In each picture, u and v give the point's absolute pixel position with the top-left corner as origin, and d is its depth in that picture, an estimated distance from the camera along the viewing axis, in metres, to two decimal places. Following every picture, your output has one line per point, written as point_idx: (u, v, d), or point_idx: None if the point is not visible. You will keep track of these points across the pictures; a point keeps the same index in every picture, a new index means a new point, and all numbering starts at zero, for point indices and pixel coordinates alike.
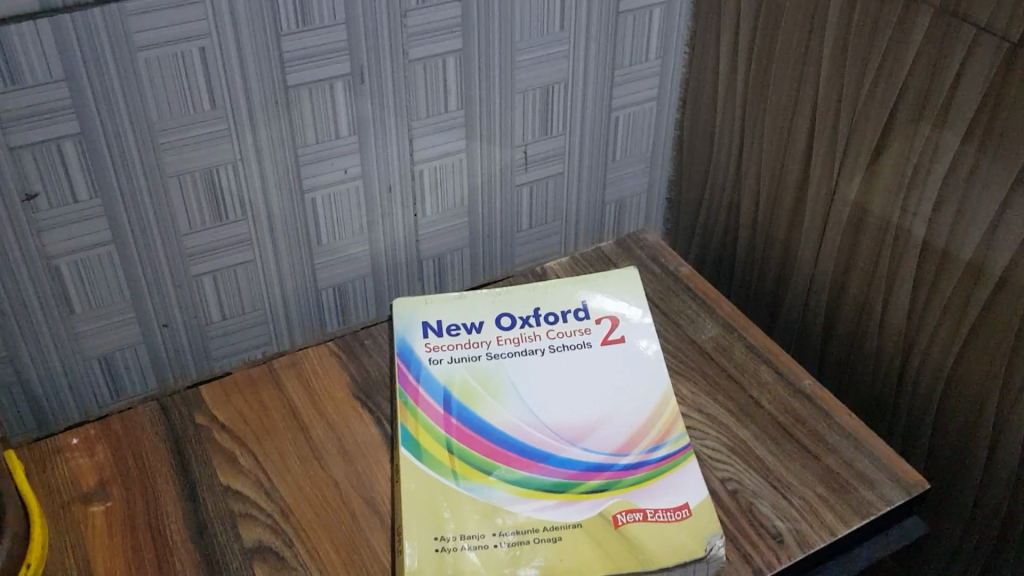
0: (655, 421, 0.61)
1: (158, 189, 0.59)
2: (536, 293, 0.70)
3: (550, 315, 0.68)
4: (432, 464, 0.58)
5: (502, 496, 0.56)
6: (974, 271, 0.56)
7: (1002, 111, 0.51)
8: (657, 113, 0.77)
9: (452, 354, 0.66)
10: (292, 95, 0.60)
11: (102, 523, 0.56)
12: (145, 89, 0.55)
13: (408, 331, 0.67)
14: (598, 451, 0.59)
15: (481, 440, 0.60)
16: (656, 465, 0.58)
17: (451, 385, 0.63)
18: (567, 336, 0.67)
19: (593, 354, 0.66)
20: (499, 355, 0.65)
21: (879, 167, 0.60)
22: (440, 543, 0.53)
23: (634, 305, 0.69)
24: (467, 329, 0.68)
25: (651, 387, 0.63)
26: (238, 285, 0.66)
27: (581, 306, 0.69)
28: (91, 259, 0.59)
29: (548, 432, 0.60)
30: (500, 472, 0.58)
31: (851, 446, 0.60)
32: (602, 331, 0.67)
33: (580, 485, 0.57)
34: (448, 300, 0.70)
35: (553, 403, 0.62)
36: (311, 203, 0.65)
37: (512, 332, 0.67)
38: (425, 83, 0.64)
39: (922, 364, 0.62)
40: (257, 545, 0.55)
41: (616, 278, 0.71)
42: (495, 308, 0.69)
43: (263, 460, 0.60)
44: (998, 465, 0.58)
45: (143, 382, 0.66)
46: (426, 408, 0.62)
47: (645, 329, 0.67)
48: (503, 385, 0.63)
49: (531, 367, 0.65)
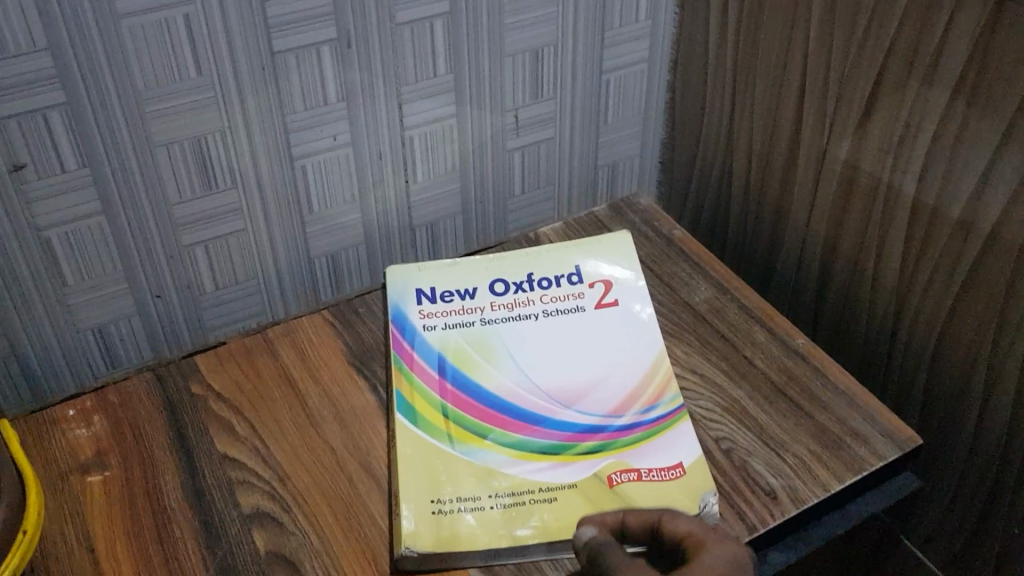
0: (649, 382, 0.61)
1: (147, 159, 0.58)
2: (529, 259, 0.70)
3: (543, 280, 0.68)
4: (427, 429, 0.58)
5: (498, 459, 0.56)
6: (965, 226, 0.56)
7: (991, 63, 0.50)
8: (648, 75, 0.76)
9: (446, 320, 0.66)
10: (278, 60, 0.59)
11: (100, 492, 0.57)
12: (130, 57, 0.54)
13: (402, 299, 0.67)
14: (593, 413, 0.59)
15: (476, 404, 0.60)
16: (650, 426, 0.58)
17: (445, 351, 0.64)
18: (561, 300, 0.67)
19: (586, 317, 0.66)
20: (493, 320, 0.66)
21: (869, 124, 0.60)
22: (436, 505, 0.54)
23: (627, 268, 0.69)
24: (461, 295, 0.68)
25: (645, 349, 0.63)
26: (230, 255, 0.66)
27: (574, 271, 0.69)
28: (82, 230, 0.59)
29: (542, 395, 0.61)
30: (495, 436, 0.58)
31: (845, 403, 0.61)
32: (596, 295, 0.67)
33: (575, 447, 0.57)
34: (442, 267, 0.70)
35: (547, 366, 0.62)
36: (301, 171, 0.65)
37: (506, 298, 0.67)
38: (413, 48, 0.64)
39: (915, 320, 0.62)
40: (255, 511, 0.56)
41: (609, 242, 0.71)
42: (488, 274, 0.69)
43: (259, 428, 0.61)
44: (990, 419, 0.58)
45: (138, 353, 0.66)
46: (421, 373, 0.62)
47: (638, 292, 0.67)
48: (497, 350, 0.63)
49: (525, 331, 0.65)
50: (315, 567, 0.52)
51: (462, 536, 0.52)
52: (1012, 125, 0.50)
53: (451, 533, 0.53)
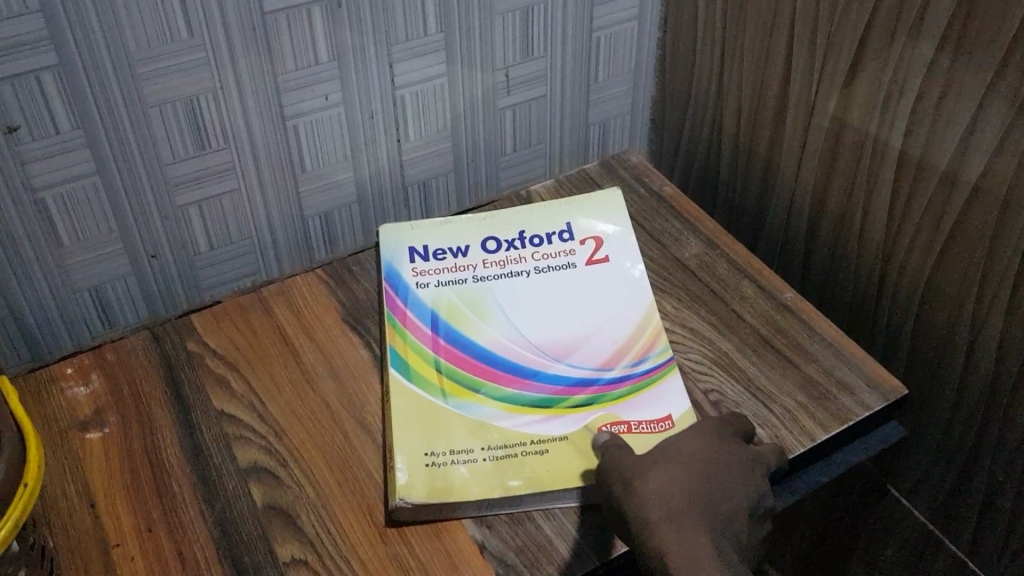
0: (639, 336, 0.62)
1: (140, 120, 0.59)
2: (521, 218, 0.70)
3: (535, 238, 0.69)
4: (421, 383, 0.59)
5: (490, 413, 0.57)
6: (950, 178, 0.56)
7: (976, 16, 0.50)
8: (638, 33, 0.76)
9: (439, 278, 0.66)
10: (269, 21, 0.59)
11: (99, 448, 0.58)
12: (120, 18, 0.54)
13: (395, 258, 0.68)
14: (583, 366, 0.60)
15: (469, 359, 0.61)
16: (640, 378, 0.59)
17: (438, 307, 0.64)
18: (553, 257, 0.68)
19: (578, 274, 0.66)
20: (485, 278, 0.66)
21: (857, 78, 0.60)
22: (429, 458, 0.55)
23: (617, 225, 0.70)
24: (453, 253, 0.68)
25: (636, 304, 0.64)
26: (224, 215, 0.66)
27: (566, 228, 0.70)
28: (77, 191, 0.59)
29: (534, 350, 0.61)
30: (487, 389, 0.59)
31: (832, 355, 0.62)
32: (586, 252, 0.68)
33: (566, 400, 0.58)
34: (435, 226, 0.70)
35: (539, 321, 0.63)
36: (293, 130, 0.65)
37: (498, 255, 0.68)
38: (403, 7, 0.64)
39: (901, 273, 0.63)
40: (252, 465, 0.57)
41: (600, 200, 0.72)
42: (480, 232, 0.70)
43: (255, 384, 0.62)
44: (974, 370, 0.59)
45: (135, 313, 0.67)
46: (414, 329, 0.63)
47: (629, 248, 0.68)
48: (490, 306, 0.64)
49: (517, 288, 0.66)
50: (311, 519, 0.54)
51: (456, 486, 0.53)
52: (996, 77, 0.51)
53: (446, 483, 0.53)
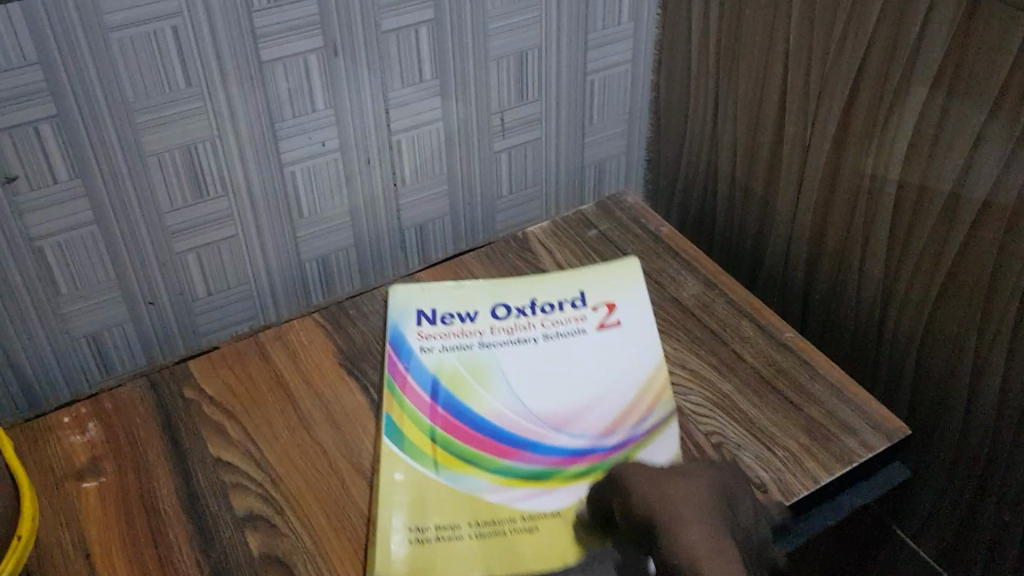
0: (641, 401, 0.61)
1: (137, 168, 0.59)
2: (530, 284, 0.70)
3: (546, 306, 0.68)
4: (414, 455, 0.58)
5: (484, 486, 0.57)
6: (947, 219, 0.56)
7: (967, 54, 0.51)
8: (633, 76, 0.77)
9: (444, 342, 0.66)
10: (266, 69, 0.60)
11: (95, 498, 0.58)
12: (119, 69, 0.55)
13: (402, 320, 0.68)
14: (584, 435, 0.60)
15: (466, 428, 0.60)
16: (640, 445, 0.58)
17: (439, 372, 0.64)
18: (561, 324, 0.67)
19: (583, 341, 0.65)
20: (491, 344, 0.65)
21: (850, 119, 0.61)
22: (415, 534, 0.54)
23: (630, 291, 0.69)
24: (461, 318, 0.68)
25: (640, 368, 0.63)
26: (222, 260, 0.66)
27: (577, 294, 0.69)
28: (75, 240, 0.60)
29: (533, 419, 0.61)
30: (482, 461, 0.58)
31: (834, 395, 0.61)
32: (597, 318, 0.67)
33: (562, 471, 0.57)
34: (445, 289, 0.70)
35: (540, 388, 0.63)
36: (290, 176, 0.66)
37: (506, 321, 0.67)
38: (400, 54, 0.64)
39: (901, 310, 0.62)
40: (249, 513, 0.56)
41: (611, 265, 0.71)
42: (491, 297, 0.69)
43: (252, 431, 0.61)
44: (977, 411, 0.59)
45: (132, 359, 0.67)
46: (414, 397, 0.62)
47: (640, 313, 0.67)
48: (491, 373, 0.63)
49: (520, 355, 0.65)
50: (308, 568, 0.53)
51: (439, 564, 0.52)
52: (989, 116, 0.51)
53: (429, 562, 0.52)
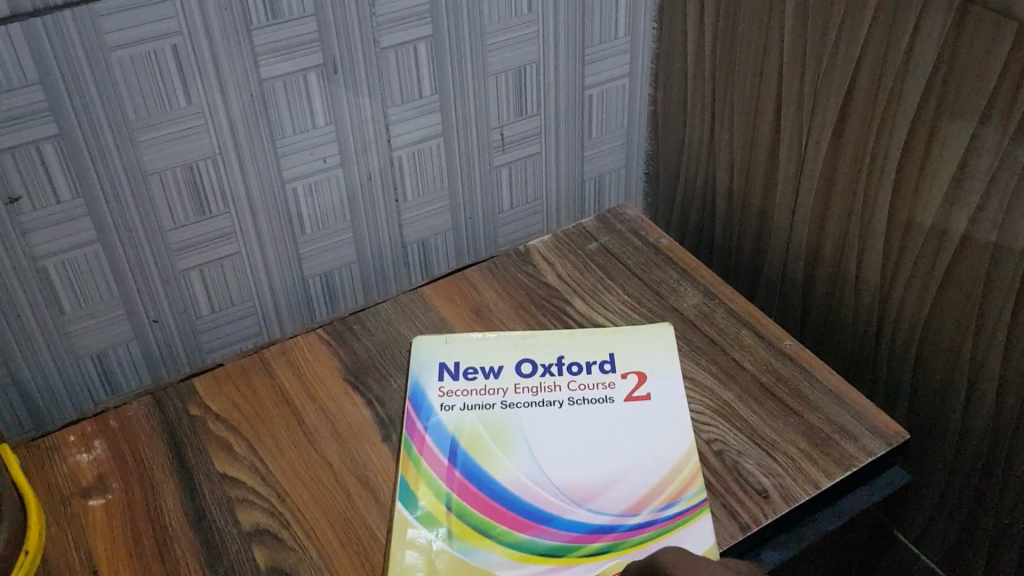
0: (670, 478, 0.57)
1: (140, 187, 0.60)
2: (556, 341, 0.66)
3: (574, 365, 0.65)
4: (427, 521, 0.55)
5: (499, 561, 0.53)
6: (941, 225, 0.57)
7: (956, 63, 0.52)
8: (629, 90, 0.78)
9: (466, 400, 0.63)
10: (267, 87, 0.61)
11: (101, 515, 0.58)
12: (121, 88, 0.56)
13: (423, 375, 0.65)
14: (608, 512, 0.55)
15: (483, 497, 0.56)
16: (666, 523, 0.54)
17: (458, 434, 0.60)
18: (589, 388, 0.63)
19: (612, 411, 0.61)
20: (515, 404, 0.62)
21: (845, 130, 0.61)
22: None
23: (663, 362, 0.65)
24: (484, 373, 0.65)
25: (670, 444, 0.59)
26: (225, 277, 0.67)
27: (607, 358, 0.65)
28: (78, 258, 0.60)
29: (554, 491, 0.57)
30: (498, 533, 0.54)
31: (835, 402, 0.62)
32: (627, 387, 0.63)
33: (582, 549, 0.53)
34: (469, 342, 0.67)
35: (562, 456, 0.59)
36: (291, 193, 0.66)
37: (531, 380, 0.64)
38: (399, 70, 0.65)
39: (899, 317, 0.63)
40: (255, 528, 0.57)
41: (643, 335, 0.67)
42: (515, 352, 0.66)
43: (257, 446, 0.62)
44: (976, 415, 0.59)
45: (137, 378, 0.67)
46: (431, 459, 0.59)
47: (674, 385, 0.63)
48: (512, 438, 0.60)
49: (544, 420, 0.61)
50: None
51: None
52: (980, 123, 0.52)
53: None
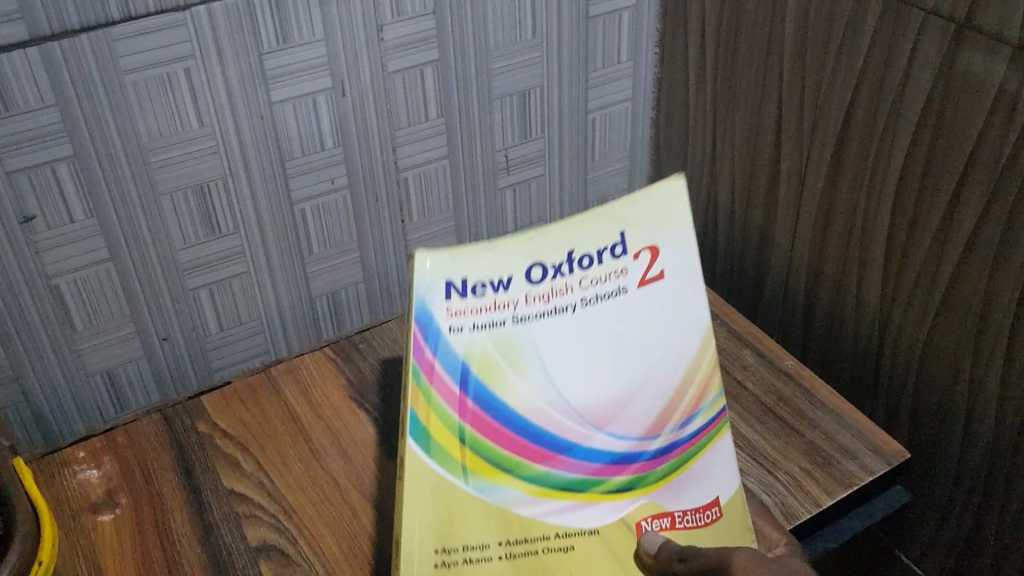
0: (687, 388, 0.52)
1: (151, 207, 0.61)
2: (567, 228, 0.50)
3: (585, 258, 0.50)
4: (442, 461, 0.49)
5: (516, 498, 0.49)
6: (939, 246, 0.58)
7: (952, 87, 0.53)
8: (632, 113, 0.79)
9: (474, 320, 0.49)
10: (277, 110, 0.62)
11: (110, 530, 0.58)
12: (134, 111, 0.57)
13: (426, 294, 0.49)
14: (628, 434, 0.51)
15: (504, 431, 0.49)
16: (686, 447, 0.52)
17: (469, 358, 0.49)
18: (602, 281, 0.51)
19: (632, 305, 0.51)
20: (527, 318, 0.50)
21: (843, 154, 0.62)
22: (440, 557, 0.48)
23: (677, 233, 0.52)
24: (492, 287, 0.49)
25: (687, 339, 0.52)
26: (233, 297, 0.68)
27: (618, 239, 0.51)
28: (90, 277, 0.61)
29: (571, 415, 0.50)
30: (520, 466, 0.49)
31: (835, 421, 0.62)
32: (639, 268, 0.51)
33: (600, 484, 0.50)
34: (468, 250, 0.50)
35: (583, 377, 0.51)
36: (300, 214, 0.67)
37: (543, 287, 0.50)
38: (406, 94, 0.66)
39: (899, 336, 0.63)
40: (262, 543, 0.57)
41: (654, 198, 0.51)
42: (522, 250, 0.50)
43: (264, 464, 0.63)
44: (975, 435, 0.60)
45: (146, 395, 0.68)
46: (440, 387, 0.49)
47: (692, 265, 0.52)
48: (527, 352, 0.50)
49: (563, 329, 0.50)
50: None
51: None
52: (976, 147, 0.53)
53: None
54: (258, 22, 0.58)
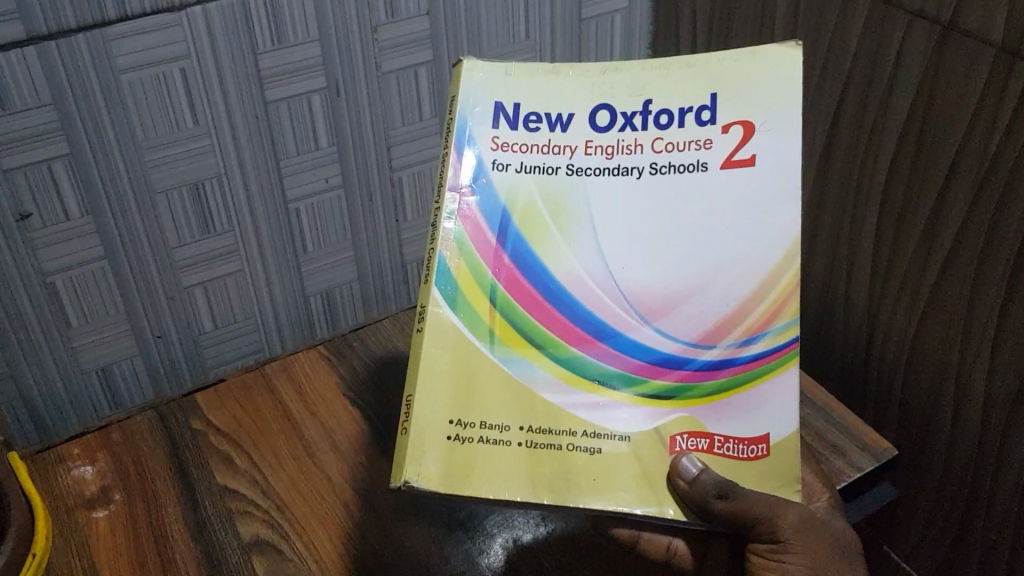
0: (757, 302, 0.46)
1: (146, 204, 0.61)
2: (645, 73, 0.47)
3: (661, 115, 0.46)
4: (467, 318, 0.46)
5: (540, 380, 0.46)
6: (926, 245, 0.58)
7: (938, 89, 0.54)
8: None
9: (524, 160, 0.47)
10: (272, 109, 0.63)
11: (104, 526, 0.59)
12: (130, 110, 0.57)
13: (475, 120, 0.48)
14: (677, 333, 0.46)
15: (538, 299, 0.46)
16: (744, 370, 0.46)
17: (511, 207, 0.47)
18: (677, 149, 0.46)
19: (704, 183, 0.46)
20: (583, 171, 0.47)
21: (832, 154, 0.63)
22: (454, 430, 0.45)
23: (783, 114, 0.46)
24: (551, 123, 0.47)
25: (762, 241, 0.46)
26: (228, 295, 0.68)
27: (707, 102, 0.46)
28: (85, 274, 0.61)
29: (616, 296, 0.46)
30: (552, 345, 0.46)
31: (824, 419, 0.64)
32: (724, 145, 0.46)
33: (638, 384, 0.46)
34: (539, 72, 0.48)
35: (635, 255, 0.46)
36: (294, 213, 0.68)
37: (608, 137, 0.47)
38: (400, 95, 0.67)
39: (887, 336, 0.64)
40: (255, 539, 0.58)
41: (760, 65, 0.46)
42: (594, 91, 0.47)
43: (258, 460, 0.63)
44: (962, 433, 0.60)
45: (140, 393, 0.69)
46: (476, 233, 0.47)
47: (792, 157, 0.45)
48: (574, 214, 0.47)
49: (619, 192, 0.46)
50: None
51: (474, 475, 0.44)
52: (961, 148, 0.53)
53: (464, 467, 0.44)
54: (253, 21, 0.59)
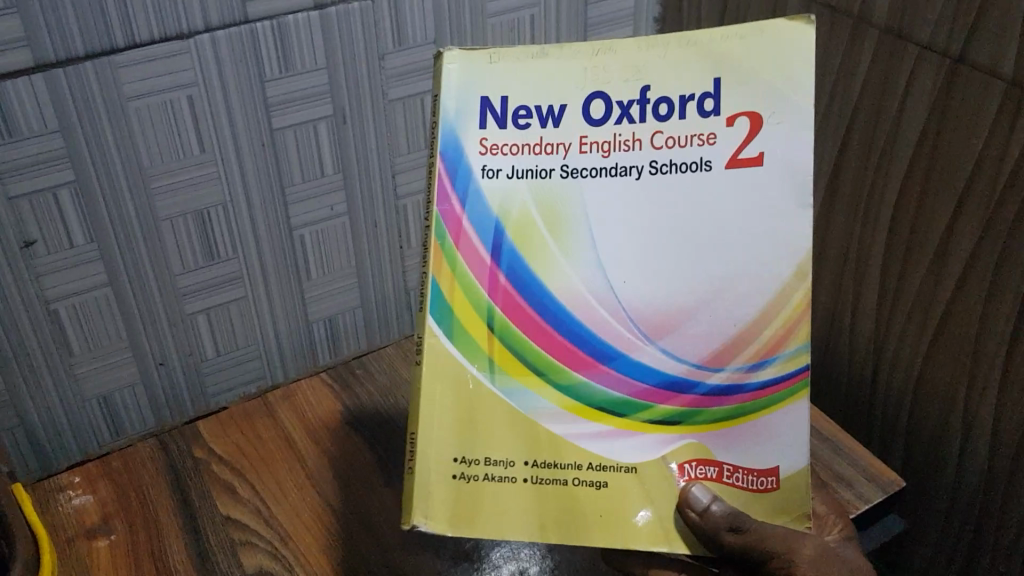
0: (766, 322, 0.44)
1: (150, 231, 0.61)
2: (642, 55, 0.43)
3: (659, 104, 0.43)
4: (465, 348, 0.45)
5: (543, 409, 0.45)
6: (933, 276, 0.58)
7: (946, 120, 0.54)
8: None
9: (516, 162, 0.44)
10: (278, 137, 0.62)
11: (106, 557, 0.58)
12: (135, 137, 0.57)
13: (459, 119, 0.45)
14: (682, 355, 0.44)
15: (537, 322, 0.45)
16: (752, 397, 0.45)
17: (505, 219, 0.45)
18: (679, 144, 0.43)
19: (708, 184, 0.43)
20: (580, 172, 0.44)
21: (838, 183, 0.63)
22: (459, 468, 0.45)
23: (797, 105, 0.42)
24: (542, 119, 0.44)
25: (774, 253, 0.43)
26: (231, 321, 0.68)
27: (710, 88, 0.43)
28: (88, 302, 0.61)
29: (619, 316, 0.44)
30: (553, 371, 0.45)
31: (830, 449, 0.64)
32: (729, 138, 0.43)
33: (643, 410, 0.45)
34: (525, 59, 0.45)
35: (638, 269, 0.44)
36: (298, 240, 0.68)
37: (603, 131, 0.44)
38: (405, 122, 0.67)
39: (892, 365, 0.64)
40: (258, 569, 0.57)
41: (767, 44, 0.43)
42: (586, 81, 0.44)
43: (262, 489, 0.63)
44: (969, 463, 0.60)
45: (142, 421, 0.68)
46: (468, 252, 0.45)
47: (803, 154, 0.42)
48: (572, 226, 0.44)
49: (620, 197, 0.44)
50: None
51: (483, 515, 0.45)
52: (969, 180, 0.54)
53: (473, 508, 0.45)
54: (261, 48, 0.59)
